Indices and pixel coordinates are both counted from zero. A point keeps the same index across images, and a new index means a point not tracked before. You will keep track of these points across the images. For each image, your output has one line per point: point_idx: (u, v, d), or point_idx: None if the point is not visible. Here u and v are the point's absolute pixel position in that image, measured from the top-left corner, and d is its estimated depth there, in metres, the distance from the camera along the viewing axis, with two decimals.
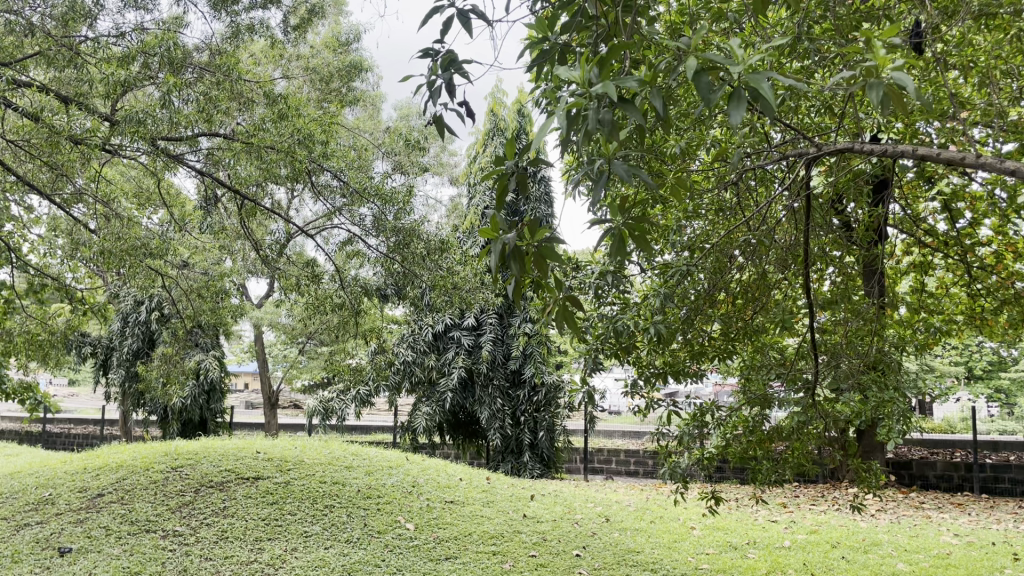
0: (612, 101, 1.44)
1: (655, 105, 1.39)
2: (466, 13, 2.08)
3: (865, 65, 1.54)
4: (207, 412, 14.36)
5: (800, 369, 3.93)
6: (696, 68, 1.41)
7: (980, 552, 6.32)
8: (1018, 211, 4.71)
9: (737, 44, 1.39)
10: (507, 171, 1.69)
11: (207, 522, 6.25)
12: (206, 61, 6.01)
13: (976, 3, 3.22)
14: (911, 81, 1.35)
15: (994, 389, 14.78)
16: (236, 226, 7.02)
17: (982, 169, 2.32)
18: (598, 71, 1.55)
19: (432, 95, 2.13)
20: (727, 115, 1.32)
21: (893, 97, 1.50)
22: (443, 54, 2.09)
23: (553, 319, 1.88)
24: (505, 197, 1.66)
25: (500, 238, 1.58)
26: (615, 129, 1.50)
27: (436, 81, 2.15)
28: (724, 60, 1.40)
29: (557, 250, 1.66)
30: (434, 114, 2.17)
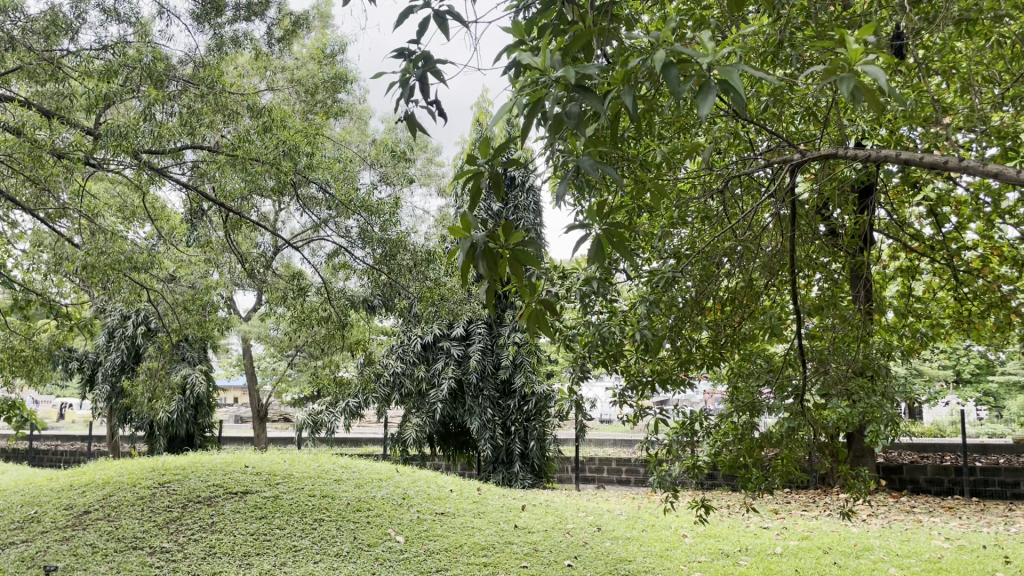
0: (578, 91, 1.47)
1: (620, 96, 1.41)
2: (442, 14, 2.10)
3: (838, 60, 1.59)
4: (194, 427, 14.26)
5: (787, 376, 3.95)
6: (666, 60, 1.41)
7: (971, 556, 6.34)
8: (1003, 215, 4.74)
9: (709, 35, 1.41)
10: (481, 170, 1.71)
11: (195, 538, 6.20)
12: (191, 72, 6.01)
13: (957, 9, 3.24)
14: (882, 75, 1.35)
15: (982, 392, 14.85)
16: (222, 240, 6.98)
17: (966, 173, 2.34)
18: (562, 59, 1.57)
19: (405, 93, 2.14)
20: (696, 108, 1.34)
21: (865, 92, 1.50)
22: (418, 53, 2.10)
23: (527, 323, 1.92)
24: (478, 196, 1.67)
25: (469, 237, 1.59)
26: (584, 122, 1.54)
27: (410, 79, 2.15)
28: (693, 52, 1.40)
29: (531, 254, 1.66)
30: (407, 112, 2.18)
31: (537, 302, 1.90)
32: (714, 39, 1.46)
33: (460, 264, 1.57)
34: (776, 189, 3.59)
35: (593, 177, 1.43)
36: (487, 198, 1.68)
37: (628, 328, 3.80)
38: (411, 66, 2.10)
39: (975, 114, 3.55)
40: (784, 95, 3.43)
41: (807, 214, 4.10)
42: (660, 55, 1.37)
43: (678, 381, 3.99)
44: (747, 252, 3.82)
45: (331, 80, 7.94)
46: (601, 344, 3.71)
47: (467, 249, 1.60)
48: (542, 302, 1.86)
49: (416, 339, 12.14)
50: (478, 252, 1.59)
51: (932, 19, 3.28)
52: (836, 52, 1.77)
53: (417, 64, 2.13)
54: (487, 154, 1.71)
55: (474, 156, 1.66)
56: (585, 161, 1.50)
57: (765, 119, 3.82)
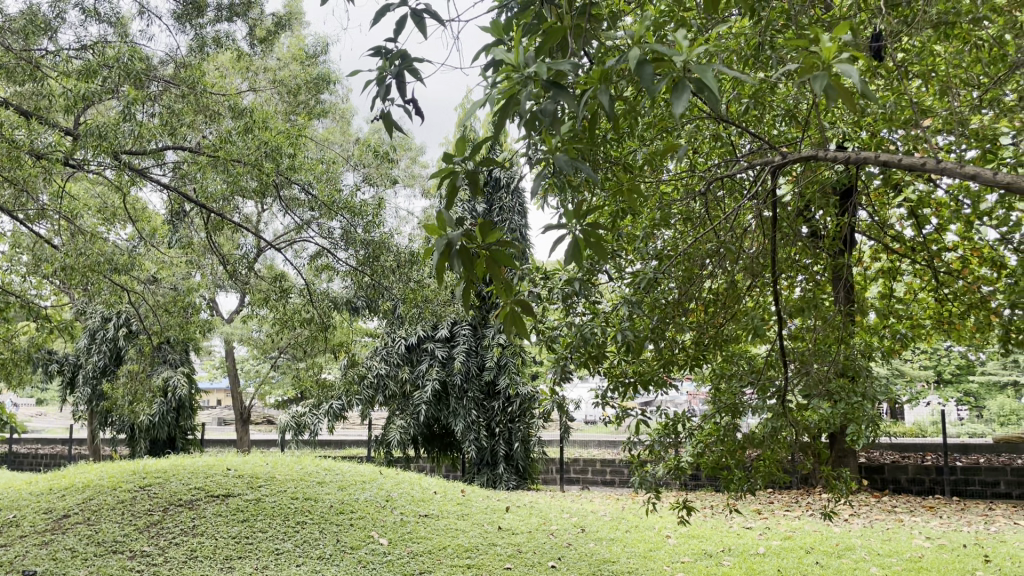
0: (554, 88, 1.47)
1: (592, 94, 1.41)
2: (419, 13, 2.10)
3: (812, 58, 1.59)
4: (176, 429, 14.16)
5: (770, 377, 3.96)
6: (641, 57, 1.41)
7: (952, 555, 6.38)
8: (982, 217, 4.77)
9: (682, 33, 1.41)
10: (457, 169, 1.71)
11: (176, 542, 6.16)
12: (172, 73, 5.98)
13: (935, 12, 3.27)
14: (856, 72, 1.34)
15: (963, 393, 14.95)
16: (203, 241, 6.95)
17: (945, 175, 2.36)
18: (536, 55, 1.58)
19: (381, 92, 2.13)
20: (670, 106, 1.35)
21: (837, 90, 1.50)
22: (395, 52, 2.09)
23: (504, 324, 1.92)
24: (454, 193, 1.68)
25: (445, 236, 1.59)
26: (558, 119, 1.55)
27: (386, 78, 2.14)
28: (667, 50, 1.41)
29: (508, 254, 1.66)
30: (383, 111, 2.17)
31: (513, 303, 1.90)
32: (688, 36, 1.46)
33: (436, 262, 1.57)
34: (756, 189, 3.61)
35: (568, 173, 1.44)
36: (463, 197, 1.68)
37: (611, 328, 3.80)
38: (388, 64, 2.09)
39: (953, 116, 3.59)
40: (764, 96, 3.45)
41: (789, 217, 4.11)
42: (634, 52, 1.37)
43: (663, 383, 3.98)
44: (729, 254, 3.83)
45: (314, 80, 7.90)
46: (583, 344, 3.72)
47: (442, 248, 1.60)
48: (519, 302, 1.86)
49: (400, 340, 12.10)
50: (453, 249, 1.59)
51: (910, 21, 3.31)
52: (814, 51, 1.77)
53: (393, 62, 2.12)
54: (462, 152, 1.71)
55: (451, 153, 1.66)
56: (560, 158, 1.51)
57: (746, 121, 3.84)
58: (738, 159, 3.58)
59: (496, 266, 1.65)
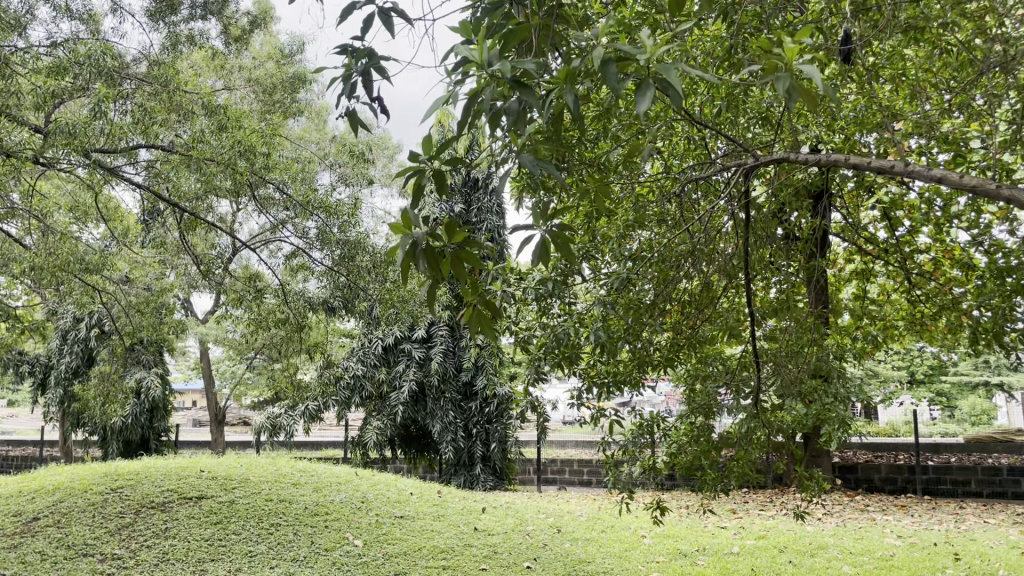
0: (518, 87, 1.49)
1: (559, 92, 1.43)
2: (387, 12, 2.10)
3: (777, 60, 1.61)
4: (150, 431, 14.01)
5: (743, 377, 4.00)
6: (606, 56, 1.43)
7: (923, 553, 6.46)
8: (952, 220, 4.84)
9: (647, 32, 1.43)
10: (423, 169, 1.72)
11: (147, 544, 6.10)
12: (145, 71, 5.93)
13: (903, 17, 3.31)
14: (818, 73, 1.37)
15: (935, 393, 15.14)
16: (177, 241, 6.88)
17: (912, 178, 2.40)
18: (500, 53, 1.59)
19: (348, 90, 2.13)
20: (635, 105, 1.37)
21: (801, 91, 1.51)
22: (361, 50, 2.10)
23: (470, 323, 1.93)
24: (421, 193, 1.69)
25: (410, 236, 1.61)
26: (524, 117, 1.56)
27: (353, 76, 2.14)
28: (632, 49, 1.43)
29: (474, 253, 1.68)
30: (349, 109, 2.17)
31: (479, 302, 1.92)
32: (653, 35, 1.47)
33: (402, 262, 1.59)
34: (729, 191, 3.64)
35: (535, 170, 1.46)
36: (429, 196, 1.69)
37: (586, 329, 3.81)
38: (354, 62, 2.10)
39: (922, 121, 3.64)
40: (737, 99, 3.48)
41: (763, 218, 4.15)
42: (599, 51, 1.39)
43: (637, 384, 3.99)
44: (703, 255, 3.85)
45: (289, 79, 7.83)
46: (556, 344, 3.73)
47: (409, 248, 1.61)
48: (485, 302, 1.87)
49: (377, 341, 12.06)
50: (419, 249, 1.61)
51: (879, 25, 3.34)
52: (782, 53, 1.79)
53: (360, 60, 2.12)
54: (428, 152, 1.73)
55: (416, 152, 1.68)
56: (525, 155, 1.52)
57: (719, 123, 3.87)
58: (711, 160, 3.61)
59: (462, 264, 1.67)
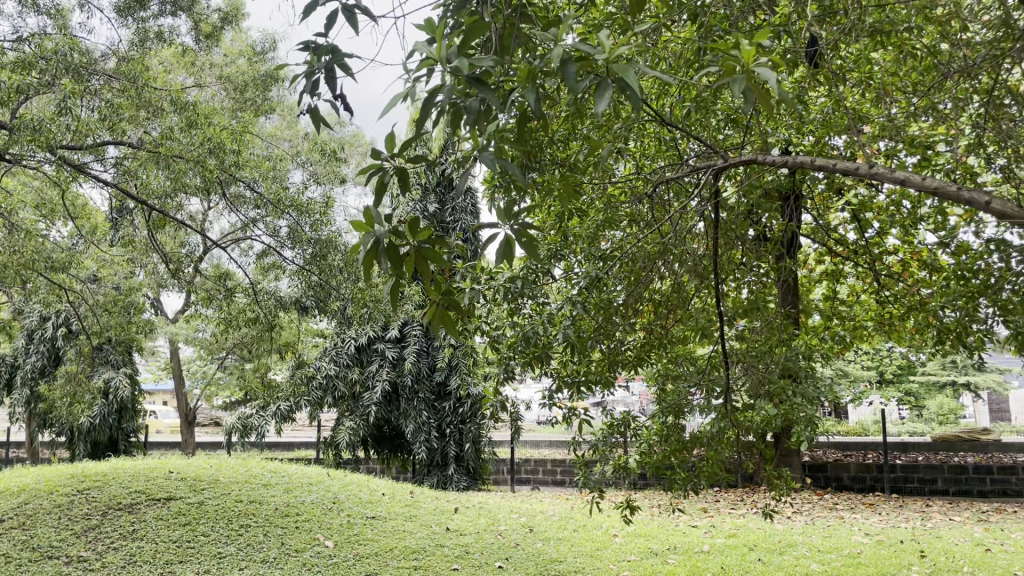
0: (477, 87, 1.52)
1: (518, 91, 1.46)
2: (351, 8, 2.10)
3: (738, 63, 1.64)
4: (118, 432, 13.82)
5: (714, 377, 4.03)
6: (565, 55, 1.46)
7: (889, 550, 6.55)
8: (919, 221, 4.91)
9: (604, 34, 1.46)
10: (385, 166, 1.75)
11: (114, 546, 6.02)
12: (113, 67, 5.86)
13: (870, 21, 3.36)
14: (772, 76, 1.40)
15: (903, 392, 15.35)
16: (146, 239, 6.80)
17: (876, 179, 2.45)
18: (460, 51, 1.62)
19: (311, 86, 2.12)
20: (594, 104, 1.40)
21: (757, 94, 1.53)
22: (324, 47, 2.09)
23: (433, 322, 1.96)
24: (383, 192, 1.71)
25: (372, 234, 1.63)
26: (482, 115, 1.60)
27: (316, 73, 2.13)
28: (590, 49, 1.46)
29: (437, 251, 1.70)
30: (312, 106, 2.16)
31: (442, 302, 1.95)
32: (611, 35, 1.50)
33: (364, 259, 1.61)
34: (699, 192, 3.68)
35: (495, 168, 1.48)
36: (392, 193, 1.71)
37: (556, 328, 3.81)
38: (317, 59, 2.10)
39: (889, 125, 3.70)
40: (708, 100, 3.51)
41: (733, 219, 4.19)
42: (558, 51, 1.42)
43: (609, 384, 4.00)
44: (674, 255, 3.88)
45: (261, 77, 7.78)
46: (527, 343, 3.73)
47: (370, 246, 1.63)
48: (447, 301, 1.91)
49: (350, 341, 12.00)
50: (381, 247, 1.63)
51: (846, 29, 3.39)
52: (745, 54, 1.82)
53: (324, 57, 2.11)
54: (390, 150, 1.75)
55: (379, 150, 1.70)
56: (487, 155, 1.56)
57: (689, 124, 3.90)
58: (680, 161, 3.64)
59: (425, 262, 1.69)
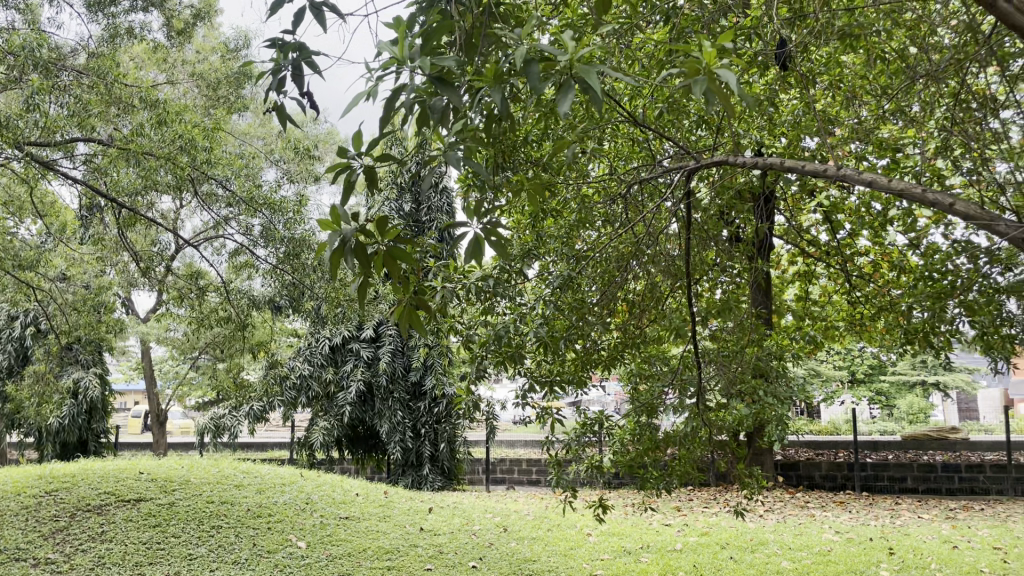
0: (442, 87, 1.53)
1: (482, 91, 1.47)
2: (318, 6, 2.10)
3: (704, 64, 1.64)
4: (88, 432, 13.64)
5: (686, 376, 4.06)
6: (529, 56, 1.46)
7: (859, 548, 6.62)
8: (889, 223, 4.98)
9: (568, 35, 1.47)
10: (353, 165, 1.75)
11: (82, 548, 5.94)
12: (83, 63, 5.79)
13: (839, 25, 3.40)
14: (734, 78, 1.39)
15: (875, 392, 15.54)
16: (116, 237, 6.72)
17: (843, 179, 2.51)
18: (427, 51, 1.62)
19: (277, 82, 2.12)
20: (556, 105, 1.40)
21: (721, 99, 1.50)
22: (292, 44, 2.09)
23: (400, 322, 1.96)
24: (351, 191, 1.71)
25: (339, 233, 1.63)
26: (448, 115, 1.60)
27: (283, 70, 2.13)
28: (554, 51, 1.46)
29: (405, 250, 1.71)
30: (279, 104, 2.16)
31: (409, 302, 1.95)
32: (577, 36, 1.51)
33: (330, 258, 1.60)
34: (672, 193, 3.71)
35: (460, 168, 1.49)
36: (359, 192, 1.71)
37: (529, 328, 3.82)
38: (284, 57, 2.11)
39: (858, 128, 3.74)
40: (680, 102, 3.54)
41: (706, 220, 4.22)
42: (522, 52, 1.43)
43: (582, 383, 4.01)
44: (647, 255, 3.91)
45: (234, 75, 7.72)
46: (500, 343, 3.74)
47: (337, 246, 1.63)
48: (414, 301, 1.91)
49: (324, 340, 11.94)
50: (348, 246, 1.63)
51: (815, 32, 3.44)
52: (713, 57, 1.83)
53: (291, 54, 2.11)
54: (357, 149, 1.75)
55: (346, 149, 1.71)
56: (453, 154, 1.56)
57: (662, 125, 3.92)
58: (653, 162, 3.66)
59: (394, 262, 1.70)
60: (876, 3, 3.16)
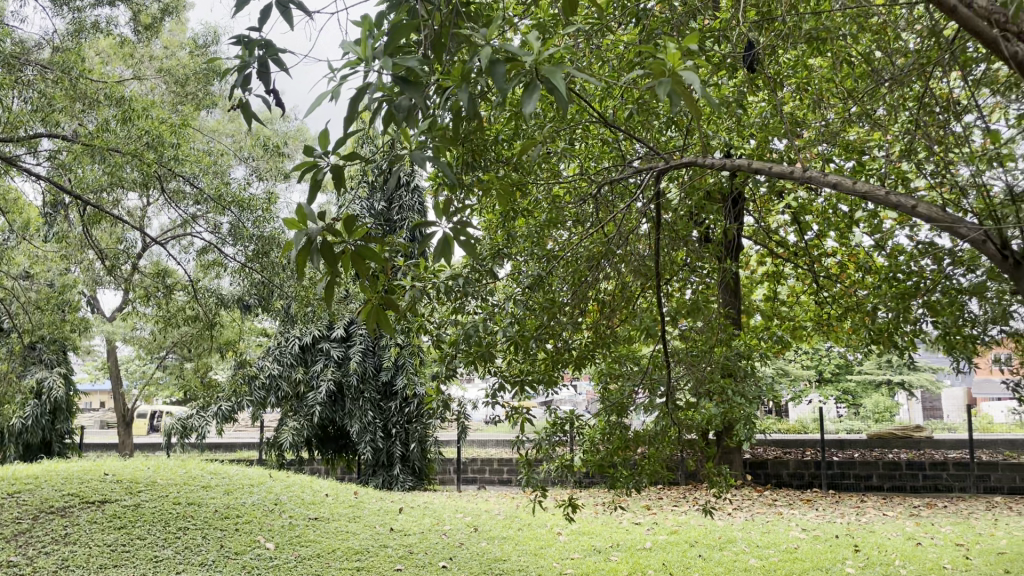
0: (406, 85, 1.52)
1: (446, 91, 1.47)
2: (284, 3, 2.08)
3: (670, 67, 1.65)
4: (52, 433, 13.39)
5: (656, 376, 4.08)
6: (494, 57, 1.47)
7: (825, 545, 6.71)
8: (855, 224, 5.05)
9: (535, 36, 1.47)
10: (319, 164, 1.74)
11: (45, 551, 5.84)
12: (47, 57, 5.69)
13: (806, 28, 3.44)
14: (696, 80, 1.41)
15: (841, 391, 15.74)
16: (81, 235, 6.61)
17: (809, 180, 2.62)
18: (392, 50, 1.62)
19: (243, 79, 2.10)
20: (521, 105, 1.40)
21: (685, 100, 1.52)
22: (258, 41, 2.07)
23: (367, 321, 1.95)
24: (317, 190, 1.70)
25: (304, 232, 1.61)
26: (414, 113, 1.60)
27: (249, 67, 2.11)
28: (520, 51, 1.47)
29: (372, 250, 1.70)
30: (245, 101, 2.14)
31: (377, 302, 1.94)
32: (542, 37, 1.51)
33: (295, 257, 1.59)
34: (642, 194, 3.74)
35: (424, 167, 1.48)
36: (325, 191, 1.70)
37: (499, 327, 3.82)
38: (250, 53, 2.10)
39: (826, 130, 3.79)
40: (649, 103, 3.56)
41: (676, 221, 4.25)
42: (487, 53, 1.43)
43: (553, 382, 4.02)
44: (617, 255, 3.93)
45: (203, 71, 7.63)
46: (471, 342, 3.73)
47: (303, 246, 1.62)
48: (382, 301, 1.90)
49: (294, 340, 11.84)
50: (314, 246, 1.62)
51: (783, 36, 3.48)
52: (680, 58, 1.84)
53: (257, 51, 2.10)
54: (324, 148, 1.75)
55: (312, 148, 1.70)
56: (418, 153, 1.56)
57: (632, 126, 3.95)
58: (623, 162, 3.69)
59: (361, 261, 1.69)
60: (842, 7, 3.20)
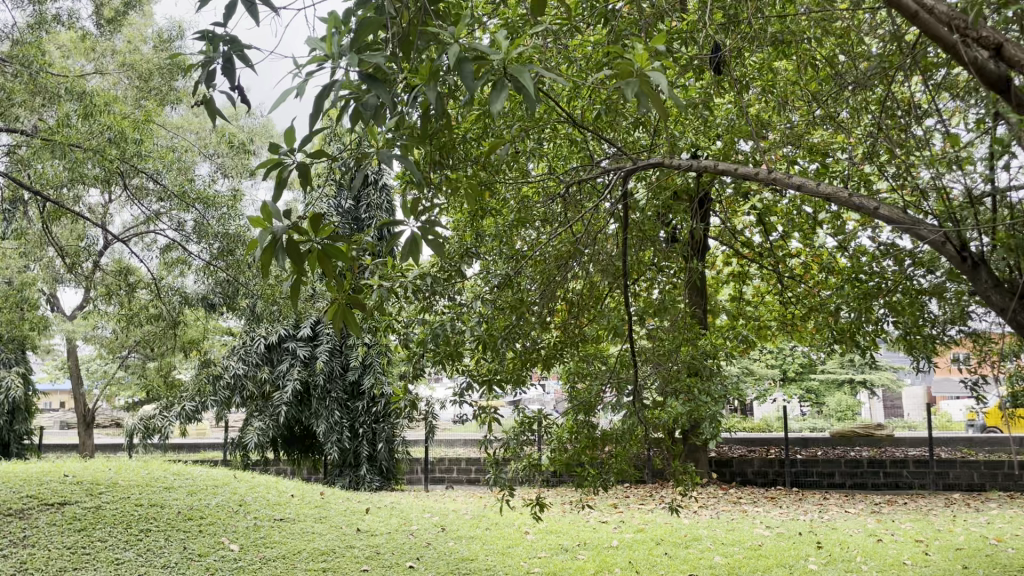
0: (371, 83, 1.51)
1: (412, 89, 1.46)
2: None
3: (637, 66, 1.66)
4: (10, 434, 13.08)
5: (624, 375, 4.11)
6: (461, 55, 1.46)
7: (789, 542, 6.79)
8: (819, 225, 5.12)
9: (501, 34, 1.47)
10: (285, 161, 1.73)
11: (3, 554, 5.72)
12: (5, 51, 5.58)
13: (770, 31, 3.48)
14: (660, 80, 1.42)
15: (805, 390, 15.95)
16: (40, 232, 6.48)
17: (772, 179, 2.69)
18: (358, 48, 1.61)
19: (207, 75, 2.07)
20: (488, 103, 1.40)
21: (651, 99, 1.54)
22: (223, 37, 2.04)
23: (333, 319, 1.94)
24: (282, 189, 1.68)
25: (269, 231, 1.60)
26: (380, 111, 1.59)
27: (213, 63, 2.08)
28: (486, 50, 1.47)
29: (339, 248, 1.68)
30: (210, 97, 2.11)
31: (343, 300, 1.92)
32: (508, 36, 1.51)
33: (260, 255, 1.58)
34: (609, 194, 3.76)
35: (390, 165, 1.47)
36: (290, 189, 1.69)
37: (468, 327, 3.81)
38: (215, 50, 2.06)
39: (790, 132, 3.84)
40: (617, 104, 3.58)
41: (642, 220, 4.27)
42: (454, 50, 1.42)
43: (521, 381, 4.02)
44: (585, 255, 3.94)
45: (166, 66, 7.51)
46: (439, 341, 3.73)
47: (268, 244, 1.60)
48: (349, 298, 1.89)
49: (260, 339, 11.72)
50: (279, 245, 1.60)
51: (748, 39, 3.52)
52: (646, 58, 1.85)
53: (221, 48, 2.06)
54: (289, 146, 1.73)
55: (277, 145, 1.68)
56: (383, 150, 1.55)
57: (599, 127, 3.97)
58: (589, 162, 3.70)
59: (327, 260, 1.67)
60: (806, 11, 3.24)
